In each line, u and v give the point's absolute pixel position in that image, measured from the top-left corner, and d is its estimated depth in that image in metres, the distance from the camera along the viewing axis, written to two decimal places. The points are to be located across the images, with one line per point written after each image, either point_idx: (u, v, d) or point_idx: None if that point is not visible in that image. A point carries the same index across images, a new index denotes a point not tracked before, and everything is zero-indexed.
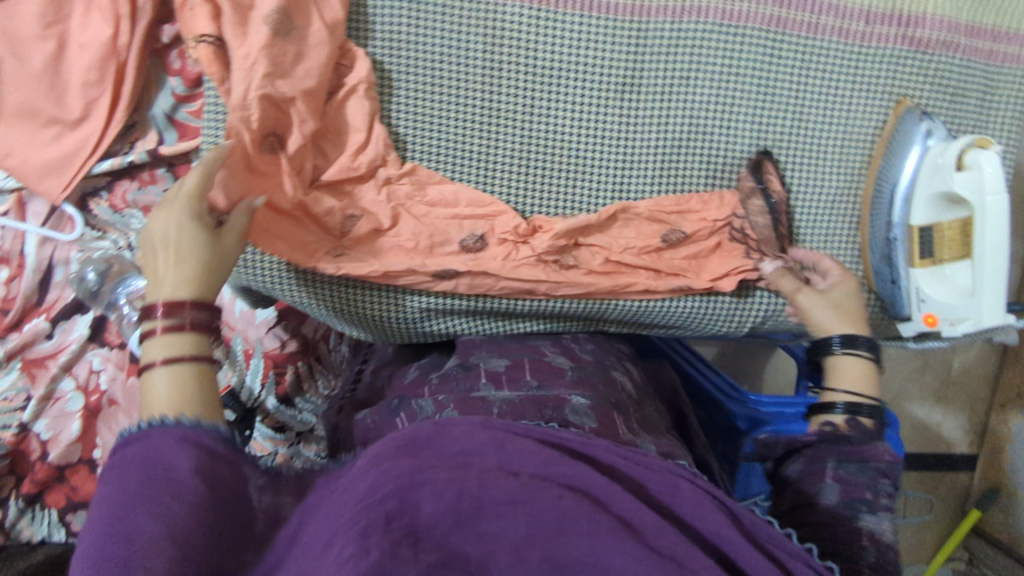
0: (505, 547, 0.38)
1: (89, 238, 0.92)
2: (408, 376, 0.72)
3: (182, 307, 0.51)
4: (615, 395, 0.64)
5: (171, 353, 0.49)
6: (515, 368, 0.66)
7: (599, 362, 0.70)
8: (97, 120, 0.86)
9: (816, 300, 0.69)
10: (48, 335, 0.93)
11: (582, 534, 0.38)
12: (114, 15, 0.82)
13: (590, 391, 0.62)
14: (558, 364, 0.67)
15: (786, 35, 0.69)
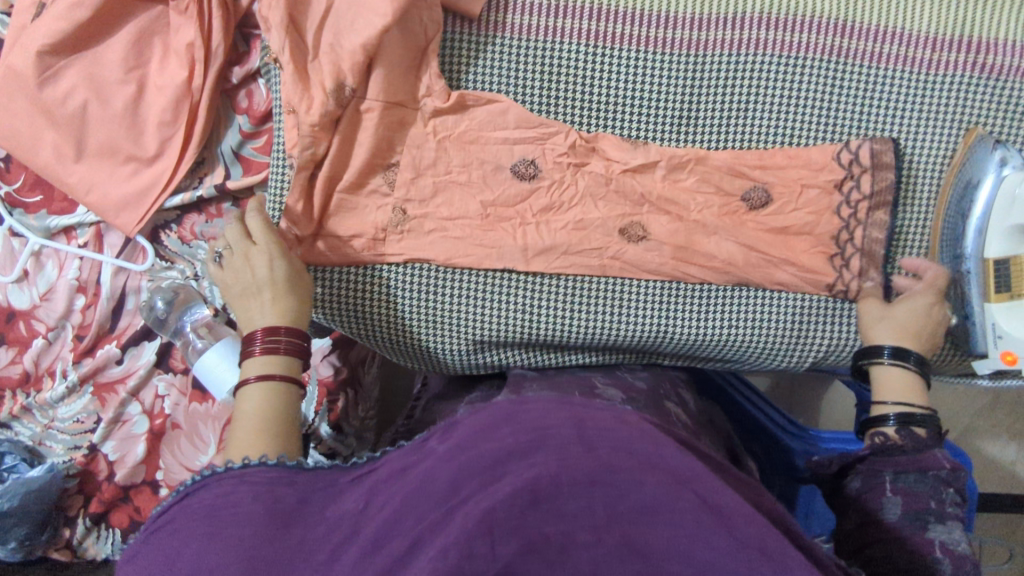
0: (587, 523, 0.38)
1: (159, 268, 0.97)
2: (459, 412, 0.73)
3: (275, 334, 0.62)
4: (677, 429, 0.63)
5: (263, 371, 0.61)
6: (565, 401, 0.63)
7: (652, 393, 0.69)
8: (171, 155, 0.91)
9: (880, 308, 0.67)
10: (118, 360, 0.97)
11: (664, 524, 0.37)
12: (189, 58, 0.87)
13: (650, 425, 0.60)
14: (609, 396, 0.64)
15: (848, 65, 0.66)
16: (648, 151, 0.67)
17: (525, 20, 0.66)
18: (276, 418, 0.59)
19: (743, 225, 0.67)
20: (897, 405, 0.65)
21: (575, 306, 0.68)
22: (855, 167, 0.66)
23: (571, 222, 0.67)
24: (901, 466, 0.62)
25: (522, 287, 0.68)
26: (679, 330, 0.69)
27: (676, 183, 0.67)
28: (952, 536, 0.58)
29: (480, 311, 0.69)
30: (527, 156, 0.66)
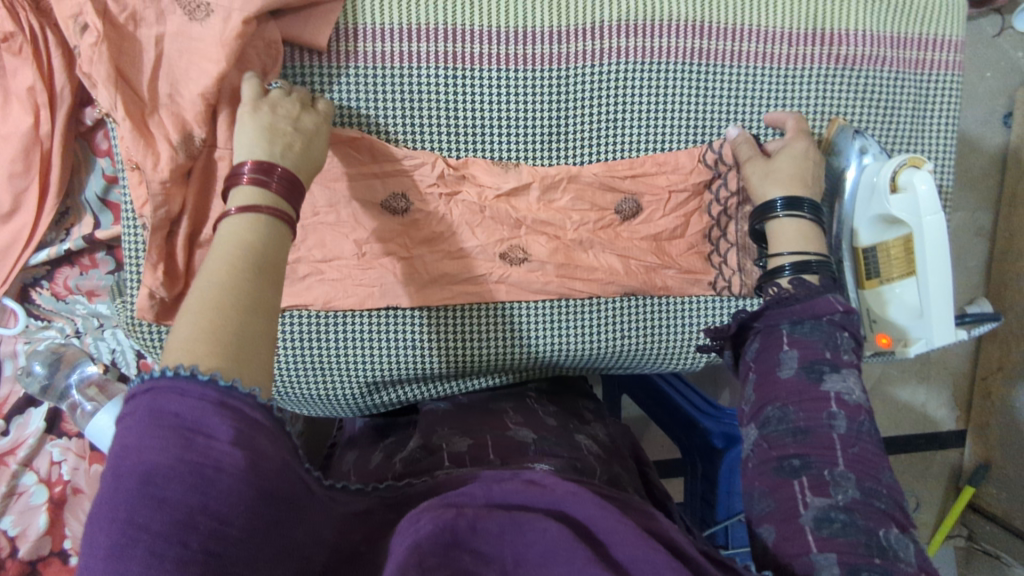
0: (497, 567, 0.46)
1: (35, 328, 0.90)
2: (372, 462, 0.72)
3: (268, 172, 0.51)
4: (580, 460, 0.66)
5: (248, 201, 0.49)
6: (476, 448, 0.66)
7: (562, 427, 0.72)
8: (28, 211, 0.84)
9: (764, 164, 0.65)
10: (4, 432, 0.90)
11: (561, 563, 0.44)
12: (31, 104, 0.80)
13: (556, 460, 0.63)
14: (521, 441, 0.67)
15: (710, 67, 0.67)
16: (519, 172, 0.66)
17: (380, 46, 0.63)
18: (254, 265, 0.46)
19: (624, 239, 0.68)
20: (793, 255, 0.61)
21: (462, 338, 0.68)
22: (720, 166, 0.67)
23: (451, 251, 0.65)
24: (794, 314, 0.58)
25: (410, 321, 0.67)
26: (573, 345, 0.69)
27: (551, 203, 0.66)
28: (847, 385, 0.54)
29: (370, 351, 0.67)
30: (397, 190, 0.64)
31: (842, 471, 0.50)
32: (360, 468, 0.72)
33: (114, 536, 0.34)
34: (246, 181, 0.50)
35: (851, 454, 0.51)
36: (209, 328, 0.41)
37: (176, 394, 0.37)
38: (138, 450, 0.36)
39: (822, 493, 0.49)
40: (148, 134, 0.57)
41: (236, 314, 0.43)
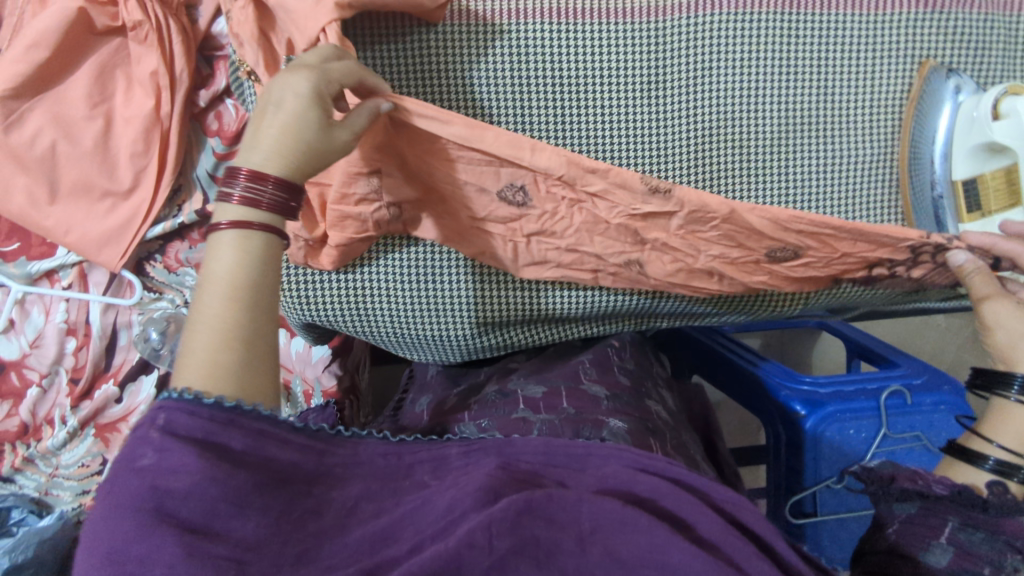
0: (573, 535, 0.46)
1: (148, 300, 0.96)
2: (448, 403, 0.82)
3: (262, 182, 0.50)
4: (651, 421, 0.74)
5: (240, 217, 0.50)
6: (551, 397, 0.75)
7: (635, 388, 0.80)
8: (147, 187, 0.91)
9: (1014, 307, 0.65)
10: (118, 399, 0.97)
11: (641, 532, 0.45)
12: (154, 87, 0.87)
13: (627, 416, 0.72)
14: (594, 394, 0.76)
15: (801, 14, 0.69)
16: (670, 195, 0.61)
17: (489, 6, 0.67)
18: (251, 294, 0.49)
19: (760, 270, 0.68)
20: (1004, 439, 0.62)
21: (565, 277, 0.71)
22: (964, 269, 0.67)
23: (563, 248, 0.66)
24: (948, 492, 0.62)
25: (523, 266, 0.71)
26: (673, 288, 0.72)
27: (695, 233, 0.64)
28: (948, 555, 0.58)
29: (484, 294, 0.71)
30: (515, 182, 0.62)
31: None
32: (445, 409, 0.80)
33: (103, 504, 0.42)
34: (237, 202, 0.50)
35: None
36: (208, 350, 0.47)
37: (181, 411, 0.44)
38: (159, 446, 0.43)
39: None
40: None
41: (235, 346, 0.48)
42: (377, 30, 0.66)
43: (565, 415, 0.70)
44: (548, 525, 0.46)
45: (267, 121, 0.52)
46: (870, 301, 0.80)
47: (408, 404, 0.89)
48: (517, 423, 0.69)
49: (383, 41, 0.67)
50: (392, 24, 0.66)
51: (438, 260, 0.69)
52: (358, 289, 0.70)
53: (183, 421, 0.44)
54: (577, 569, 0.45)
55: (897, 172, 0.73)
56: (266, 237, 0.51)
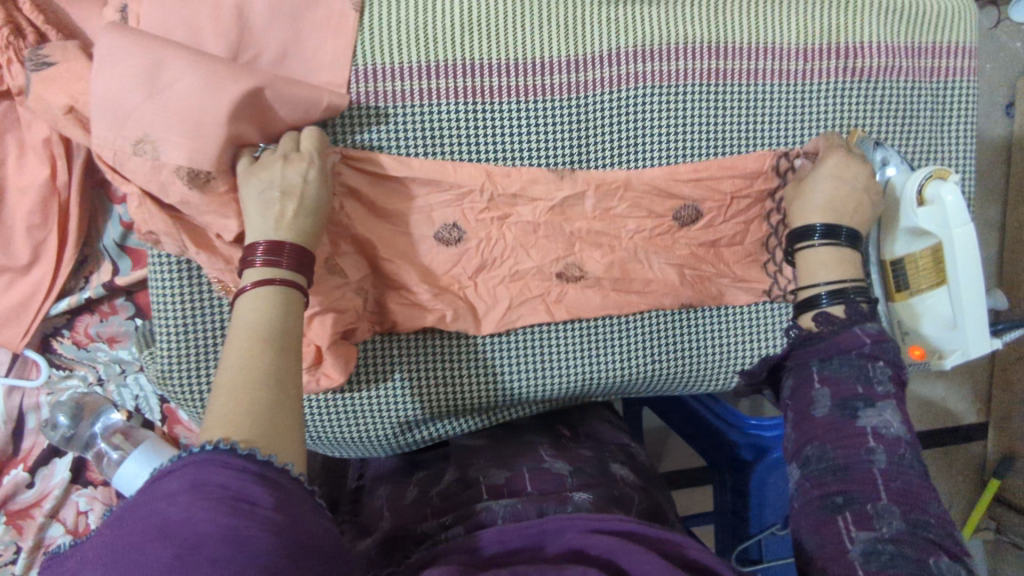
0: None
1: (57, 378, 0.90)
2: (407, 497, 0.76)
3: (279, 250, 0.52)
4: (618, 490, 0.70)
5: (261, 276, 0.51)
6: (514, 480, 0.71)
7: (595, 458, 0.78)
8: (46, 264, 0.84)
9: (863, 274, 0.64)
10: (29, 484, 0.90)
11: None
12: (48, 155, 0.80)
13: (591, 489, 0.68)
14: (557, 472, 0.72)
15: (727, 85, 0.67)
16: (574, 180, 0.65)
17: (400, 86, 0.62)
18: (274, 347, 0.48)
19: (675, 244, 0.69)
20: (829, 284, 0.63)
21: (494, 369, 0.69)
22: (787, 175, 0.68)
23: (507, 276, 0.67)
24: (822, 351, 0.60)
25: (451, 358, 0.68)
26: (603, 371, 0.70)
27: (607, 212, 0.67)
28: (884, 419, 0.56)
29: (411, 391, 0.67)
30: (448, 221, 0.65)
31: (886, 505, 0.52)
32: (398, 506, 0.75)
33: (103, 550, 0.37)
34: (258, 266, 0.52)
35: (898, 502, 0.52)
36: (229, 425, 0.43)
37: (215, 462, 0.40)
38: (183, 500, 0.38)
39: (866, 527, 0.51)
40: (223, 253, 0.59)
41: (259, 413, 0.45)
42: None
43: (527, 496, 0.66)
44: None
45: (271, 210, 0.54)
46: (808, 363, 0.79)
47: (367, 497, 0.82)
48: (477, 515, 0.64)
49: None
50: None
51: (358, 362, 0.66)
52: None
53: (211, 472, 0.40)
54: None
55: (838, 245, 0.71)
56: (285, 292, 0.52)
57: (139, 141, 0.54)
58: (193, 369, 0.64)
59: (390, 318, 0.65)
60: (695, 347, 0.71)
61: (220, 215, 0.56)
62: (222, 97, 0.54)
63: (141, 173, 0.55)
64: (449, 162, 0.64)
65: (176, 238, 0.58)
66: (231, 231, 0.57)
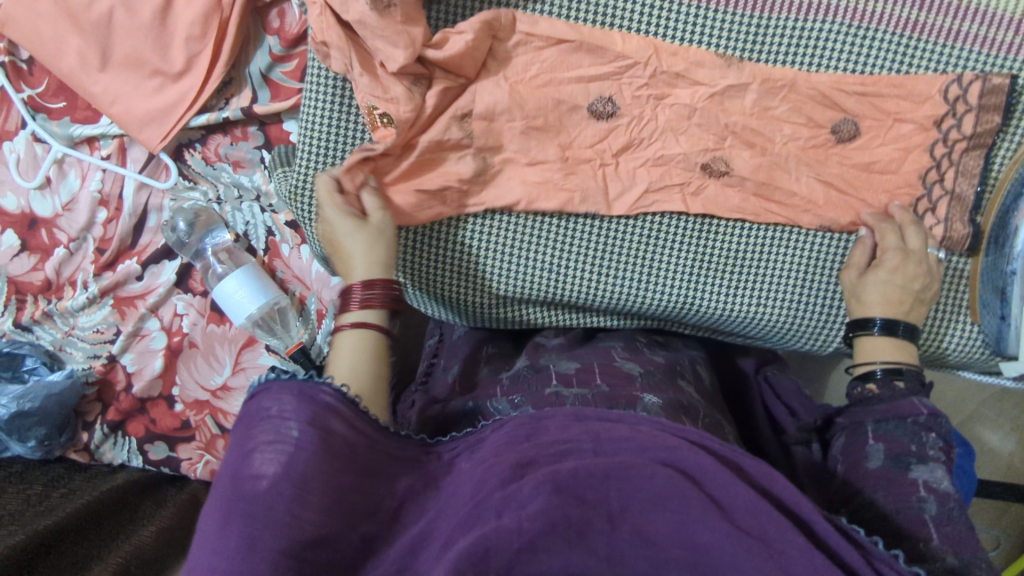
0: (603, 513, 0.43)
1: (182, 187, 0.96)
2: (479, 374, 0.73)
3: (371, 287, 0.60)
4: (687, 399, 0.64)
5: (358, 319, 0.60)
6: (583, 372, 0.65)
7: (669, 366, 0.70)
8: (197, 74, 0.88)
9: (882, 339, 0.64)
10: (138, 277, 0.98)
11: (673, 510, 0.42)
12: None
13: (663, 393, 0.62)
14: (627, 371, 0.66)
15: (921, 40, 0.63)
16: (741, 70, 0.64)
17: None
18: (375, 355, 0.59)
19: (828, 160, 0.66)
20: (886, 364, 0.63)
21: (606, 269, 0.68)
22: (959, 105, 0.63)
23: (650, 159, 0.65)
24: (880, 413, 0.60)
25: (564, 246, 0.67)
26: (705, 302, 0.69)
27: (765, 110, 0.65)
28: (935, 476, 0.55)
29: (518, 267, 0.68)
30: (604, 94, 0.64)
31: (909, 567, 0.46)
32: (468, 385, 0.72)
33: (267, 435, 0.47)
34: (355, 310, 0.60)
35: (945, 534, 0.52)
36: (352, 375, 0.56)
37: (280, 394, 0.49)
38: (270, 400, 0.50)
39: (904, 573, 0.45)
40: (381, 81, 0.59)
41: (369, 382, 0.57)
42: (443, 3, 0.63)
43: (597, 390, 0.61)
44: (584, 505, 0.43)
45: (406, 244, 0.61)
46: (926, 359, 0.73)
47: (439, 372, 0.78)
48: (548, 397, 0.59)
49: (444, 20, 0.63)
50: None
51: (473, 228, 0.67)
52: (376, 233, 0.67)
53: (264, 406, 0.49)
54: (608, 548, 0.41)
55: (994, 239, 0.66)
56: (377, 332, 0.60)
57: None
58: None
59: (514, 184, 0.65)
60: (795, 300, 0.69)
61: (391, 43, 0.56)
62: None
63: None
64: (618, 30, 0.63)
65: (345, 55, 0.58)
66: (396, 62, 0.57)
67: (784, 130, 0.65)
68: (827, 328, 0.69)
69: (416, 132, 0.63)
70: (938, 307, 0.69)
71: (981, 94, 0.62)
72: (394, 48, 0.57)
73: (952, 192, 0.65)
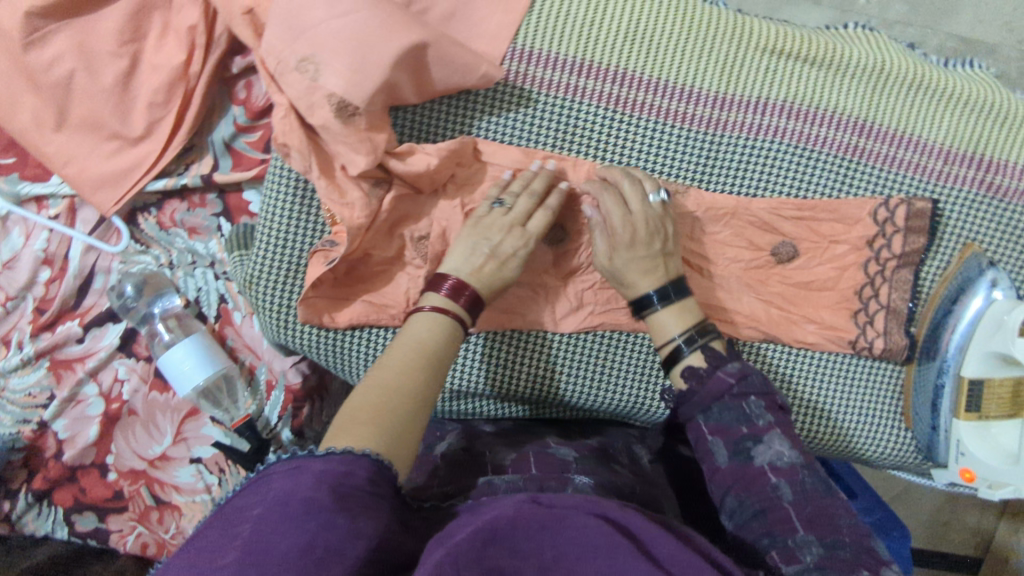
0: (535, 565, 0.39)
1: (133, 251, 0.94)
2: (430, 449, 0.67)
3: (459, 292, 0.56)
4: (622, 479, 0.61)
5: (438, 306, 0.55)
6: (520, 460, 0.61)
7: (603, 449, 0.67)
8: (158, 139, 0.87)
9: (662, 314, 0.61)
10: (78, 339, 0.94)
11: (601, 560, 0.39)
12: (188, 42, 0.83)
13: (597, 474, 0.60)
14: (562, 457, 0.63)
15: (860, 164, 0.67)
16: (686, 196, 0.66)
17: (553, 75, 0.63)
18: (428, 368, 0.52)
19: (768, 280, 0.69)
20: (682, 335, 0.60)
21: (560, 370, 0.69)
22: (888, 227, 0.67)
23: (598, 281, 0.67)
24: (702, 404, 0.57)
25: (517, 347, 0.69)
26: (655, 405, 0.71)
27: (709, 235, 0.67)
28: (775, 453, 0.53)
29: (479, 364, 0.69)
30: (553, 222, 0.66)
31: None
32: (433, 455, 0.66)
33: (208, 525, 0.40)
34: (440, 295, 0.56)
35: (807, 519, 0.49)
36: (395, 398, 0.49)
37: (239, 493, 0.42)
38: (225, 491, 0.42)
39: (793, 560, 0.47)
40: (340, 185, 0.58)
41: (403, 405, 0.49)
42: (409, 110, 0.62)
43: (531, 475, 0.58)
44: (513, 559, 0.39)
45: (476, 258, 0.58)
46: (858, 458, 0.75)
47: None
48: (480, 486, 0.55)
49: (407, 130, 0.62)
50: (430, 104, 0.62)
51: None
52: (325, 332, 0.65)
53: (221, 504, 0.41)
54: None
55: (925, 352, 0.70)
56: (449, 330, 0.55)
57: (304, 59, 0.53)
58: (281, 280, 0.63)
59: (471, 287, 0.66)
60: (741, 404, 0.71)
61: (353, 149, 0.55)
62: (391, 41, 0.53)
63: (295, 89, 0.54)
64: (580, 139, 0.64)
65: (305, 156, 0.57)
66: (357, 167, 0.55)
67: (731, 245, 0.67)
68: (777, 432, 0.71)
69: (372, 234, 0.61)
70: (875, 417, 0.72)
71: (909, 217, 0.67)
72: (356, 153, 0.56)
73: (888, 306, 0.69)
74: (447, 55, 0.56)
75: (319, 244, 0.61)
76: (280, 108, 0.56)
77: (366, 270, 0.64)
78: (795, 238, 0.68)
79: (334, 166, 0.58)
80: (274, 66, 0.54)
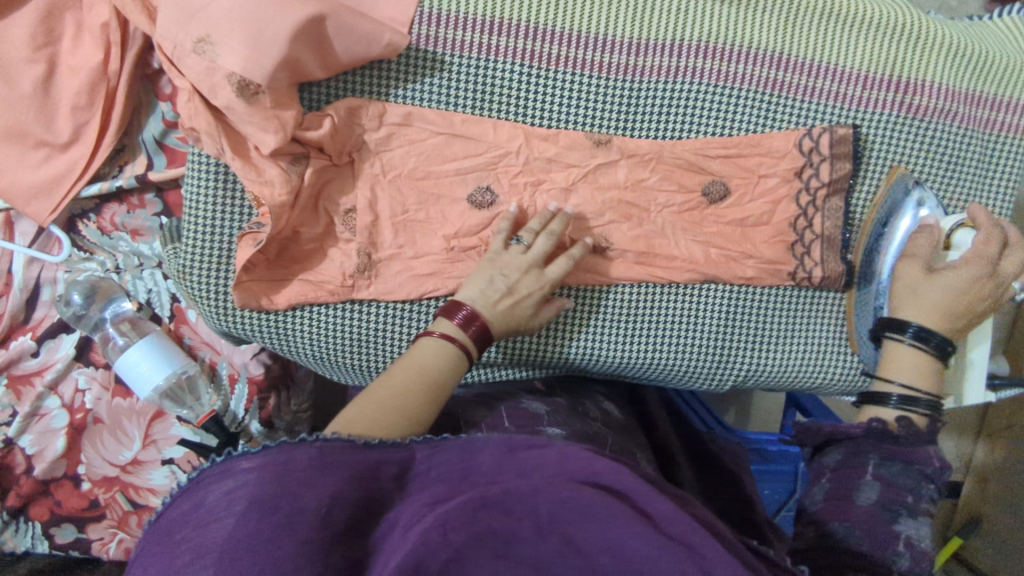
0: (530, 524, 0.37)
1: (77, 259, 0.93)
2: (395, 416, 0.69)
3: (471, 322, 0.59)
4: (592, 428, 0.63)
5: (448, 334, 0.58)
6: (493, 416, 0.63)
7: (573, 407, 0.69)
8: (86, 143, 0.86)
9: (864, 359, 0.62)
10: (34, 353, 0.93)
11: (601, 520, 0.36)
12: (104, 40, 0.82)
13: (569, 427, 0.62)
14: (535, 411, 0.64)
15: (781, 97, 0.67)
16: (610, 147, 0.66)
17: (464, 35, 0.63)
18: (428, 389, 0.54)
19: (703, 221, 0.69)
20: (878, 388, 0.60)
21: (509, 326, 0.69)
22: (814, 156, 0.67)
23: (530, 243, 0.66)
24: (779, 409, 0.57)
25: None
26: (609, 352, 0.70)
27: (638, 182, 0.67)
28: None
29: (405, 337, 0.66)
30: (481, 184, 0.65)
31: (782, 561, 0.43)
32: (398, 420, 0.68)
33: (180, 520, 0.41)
34: (452, 324, 0.59)
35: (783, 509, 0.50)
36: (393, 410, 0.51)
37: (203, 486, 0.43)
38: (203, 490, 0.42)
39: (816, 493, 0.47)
40: (256, 165, 0.58)
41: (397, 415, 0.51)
42: (322, 85, 0.61)
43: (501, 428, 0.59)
44: (505, 520, 0.37)
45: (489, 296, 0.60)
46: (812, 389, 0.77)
47: None
48: None
49: (319, 102, 0.62)
50: (343, 77, 0.62)
51: (369, 303, 0.66)
52: (267, 314, 0.64)
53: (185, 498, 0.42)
54: (535, 558, 0.35)
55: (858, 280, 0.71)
56: (454, 359, 0.57)
57: (200, 41, 0.54)
58: (213, 267, 0.63)
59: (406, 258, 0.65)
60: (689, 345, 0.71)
61: (261, 129, 0.55)
62: (286, 16, 0.53)
63: (195, 72, 0.54)
64: (497, 97, 0.64)
65: (216, 139, 0.57)
66: (268, 147, 0.56)
67: (663, 191, 0.68)
68: (725, 366, 0.71)
69: (297, 212, 0.61)
70: (823, 347, 0.73)
71: (833, 144, 0.67)
72: (265, 132, 0.56)
73: (823, 235, 0.69)
74: (347, 26, 0.56)
75: (247, 227, 0.60)
76: (186, 94, 0.55)
77: (297, 251, 0.65)
78: (726, 176, 0.68)
79: (248, 147, 0.59)
80: (174, 52, 0.54)
